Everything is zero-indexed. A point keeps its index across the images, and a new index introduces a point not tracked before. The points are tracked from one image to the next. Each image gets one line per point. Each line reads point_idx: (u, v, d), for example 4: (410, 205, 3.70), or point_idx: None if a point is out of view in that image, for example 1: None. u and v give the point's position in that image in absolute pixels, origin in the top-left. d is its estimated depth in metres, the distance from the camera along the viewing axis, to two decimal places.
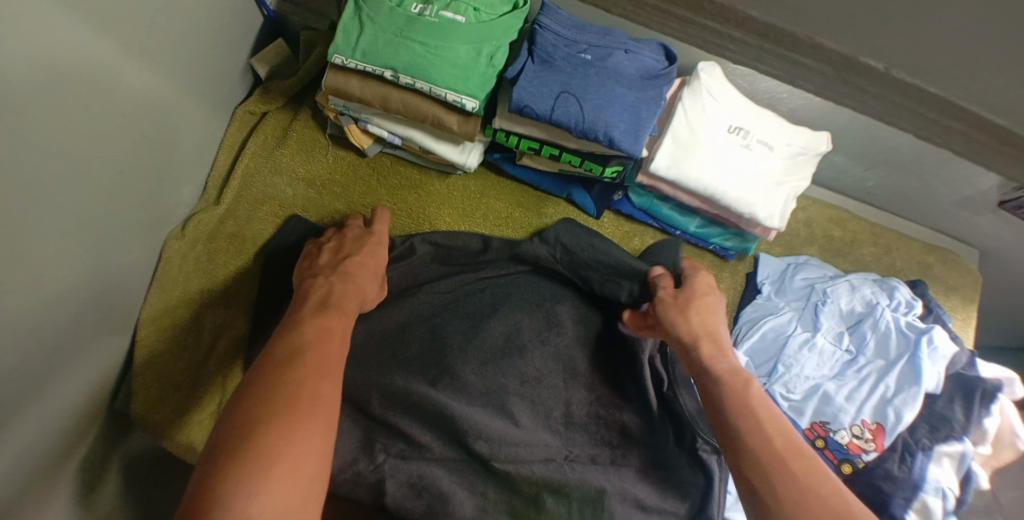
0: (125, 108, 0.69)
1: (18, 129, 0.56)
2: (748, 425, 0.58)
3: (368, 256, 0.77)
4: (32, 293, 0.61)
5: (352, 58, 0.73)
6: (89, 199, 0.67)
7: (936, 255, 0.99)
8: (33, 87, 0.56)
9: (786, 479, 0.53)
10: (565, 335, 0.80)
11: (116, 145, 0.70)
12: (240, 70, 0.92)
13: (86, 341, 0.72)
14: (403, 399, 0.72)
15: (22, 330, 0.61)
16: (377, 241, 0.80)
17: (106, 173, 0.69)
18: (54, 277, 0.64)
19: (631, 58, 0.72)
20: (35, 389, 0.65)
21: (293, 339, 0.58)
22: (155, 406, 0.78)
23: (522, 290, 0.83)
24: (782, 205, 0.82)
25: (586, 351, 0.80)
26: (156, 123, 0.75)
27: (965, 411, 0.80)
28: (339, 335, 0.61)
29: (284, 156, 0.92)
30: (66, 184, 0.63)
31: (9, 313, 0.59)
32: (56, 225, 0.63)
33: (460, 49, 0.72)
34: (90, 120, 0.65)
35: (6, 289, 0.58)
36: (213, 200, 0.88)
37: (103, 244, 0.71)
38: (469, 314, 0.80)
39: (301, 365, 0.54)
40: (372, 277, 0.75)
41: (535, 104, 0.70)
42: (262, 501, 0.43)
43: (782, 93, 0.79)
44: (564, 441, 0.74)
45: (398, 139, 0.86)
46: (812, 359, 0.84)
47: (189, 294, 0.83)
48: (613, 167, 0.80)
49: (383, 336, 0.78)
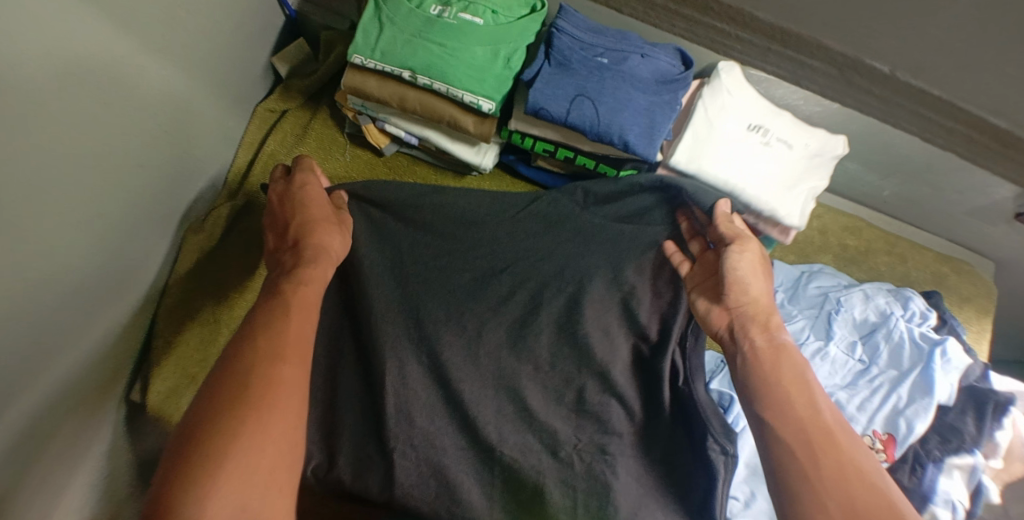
0: (143, 103, 0.71)
1: (39, 120, 0.58)
2: (799, 404, 0.58)
3: (312, 203, 0.71)
4: (48, 279, 0.63)
5: (370, 58, 0.74)
6: (110, 190, 0.69)
7: (950, 265, 0.98)
8: (51, 79, 0.57)
9: (830, 453, 0.54)
10: (587, 321, 0.77)
11: (136, 139, 0.71)
12: (262, 69, 0.95)
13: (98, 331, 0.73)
14: (436, 378, 0.75)
15: (32, 318, 0.62)
16: (311, 181, 0.74)
17: (126, 167, 0.71)
18: (62, 266, 0.65)
19: (647, 62, 0.73)
20: (43, 375, 0.66)
21: (251, 322, 0.57)
22: (169, 396, 0.78)
23: (542, 261, 0.79)
24: (801, 204, 0.80)
25: (609, 337, 0.77)
26: (172, 118, 0.77)
27: (977, 424, 0.79)
28: (301, 304, 0.60)
29: (303, 153, 0.93)
30: (82, 177, 0.65)
31: (25, 297, 0.61)
32: (70, 217, 0.64)
33: (477, 51, 0.73)
34: (111, 115, 0.66)
35: (22, 274, 0.60)
36: (233, 195, 0.90)
37: (119, 236, 0.73)
38: (486, 291, 0.79)
39: (250, 352, 0.53)
40: (339, 233, 0.72)
41: (551, 106, 0.71)
42: (219, 499, 0.45)
43: (798, 100, 0.82)
44: (574, 429, 0.74)
45: (415, 139, 0.87)
46: (823, 367, 0.84)
47: (204, 288, 0.83)
48: (627, 171, 0.81)
49: (404, 311, 0.77)
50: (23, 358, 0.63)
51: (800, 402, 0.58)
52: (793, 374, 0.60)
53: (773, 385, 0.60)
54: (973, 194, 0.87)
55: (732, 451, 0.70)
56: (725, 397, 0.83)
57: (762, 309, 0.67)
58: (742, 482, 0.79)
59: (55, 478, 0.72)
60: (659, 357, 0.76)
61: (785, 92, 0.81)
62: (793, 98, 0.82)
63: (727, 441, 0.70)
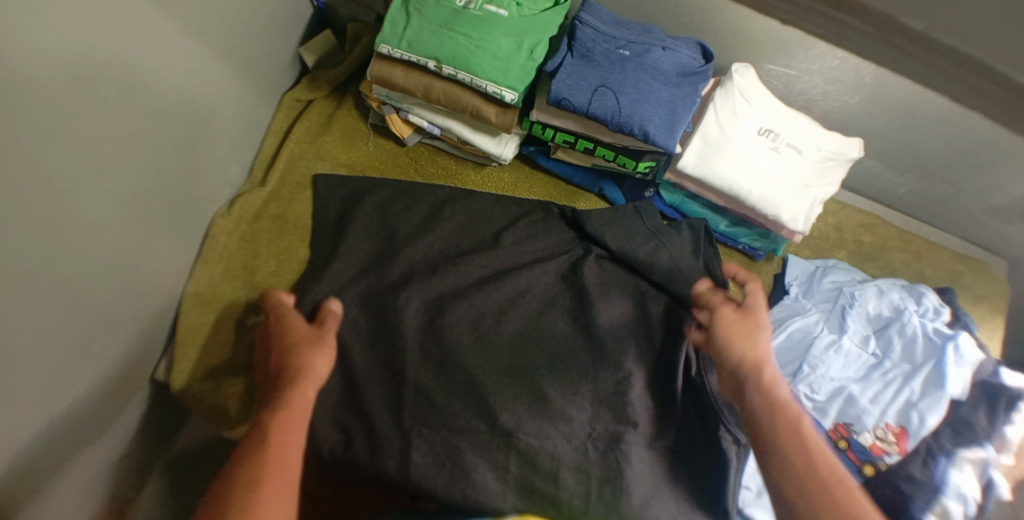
0: (182, 83, 0.73)
1: (87, 94, 0.60)
2: (790, 448, 0.60)
3: (296, 326, 0.73)
4: (85, 252, 0.64)
5: (397, 48, 0.76)
6: (145, 168, 0.71)
7: (965, 263, 0.99)
8: (95, 54, 0.60)
9: (827, 505, 0.56)
10: (617, 304, 0.83)
11: (174, 119, 0.74)
12: (290, 59, 0.97)
13: (138, 306, 0.75)
14: (448, 367, 0.77)
15: (72, 289, 0.64)
16: (285, 305, 0.75)
17: (164, 146, 0.73)
18: (101, 233, 0.66)
19: (668, 55, 0.75)
20: (83, 349, 0.67)
21: (240, 449, 0.59)
22: (197, 373, 0.78)
23: (552, 255, 0.87)
24: (808, 208, 0.81)
25: (632, 320, 0.83)
26: (206, 95, 0.79)
27: (989, 418, 0.80)
28: (279, 425, 0.61)
29: (328, 142, 0.96)
30: (122, 147, 0.66)
31: (66, 266, 0.62)
32: (111, 185, 0.66)
33: (502, 42, 0.75)
34: (149, 94, 0.68)
35: (62, 244, 0.61)
36: (259, 181, 0.91)
37: (154, 215, 0.74)
38: (501, 282, 0.83)
39: (232, 487, 0.55)
40: (320, 354, 0.70)
41: (574, 97, 0.72)
42: None
43: (817, 94, 0.86)
44: (590, 417, 0.76)
45: (437, 130, 0.89)
46: (838, 361, 0.84)
47: (230, 272, 0.84)
48: (646, 162, 0.82)
49: (426, 300, 0.81)
50: (68, 326, 0.64)
51: (794, 446, 0.60)
52: (792, 421, 0.62)
53: (776, 442, 0.61)
54: (992, 184, 0.88)
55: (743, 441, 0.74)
56: None
57: (756, 358, 0.69)
58: (754, 473, 0.80)
59: (87, 456, 0.71)
60: (676, 346, 0.80)
61: (806, 86, 0.85)
62: (813, 93, 0.86)
63: (738, 431, 0.75)
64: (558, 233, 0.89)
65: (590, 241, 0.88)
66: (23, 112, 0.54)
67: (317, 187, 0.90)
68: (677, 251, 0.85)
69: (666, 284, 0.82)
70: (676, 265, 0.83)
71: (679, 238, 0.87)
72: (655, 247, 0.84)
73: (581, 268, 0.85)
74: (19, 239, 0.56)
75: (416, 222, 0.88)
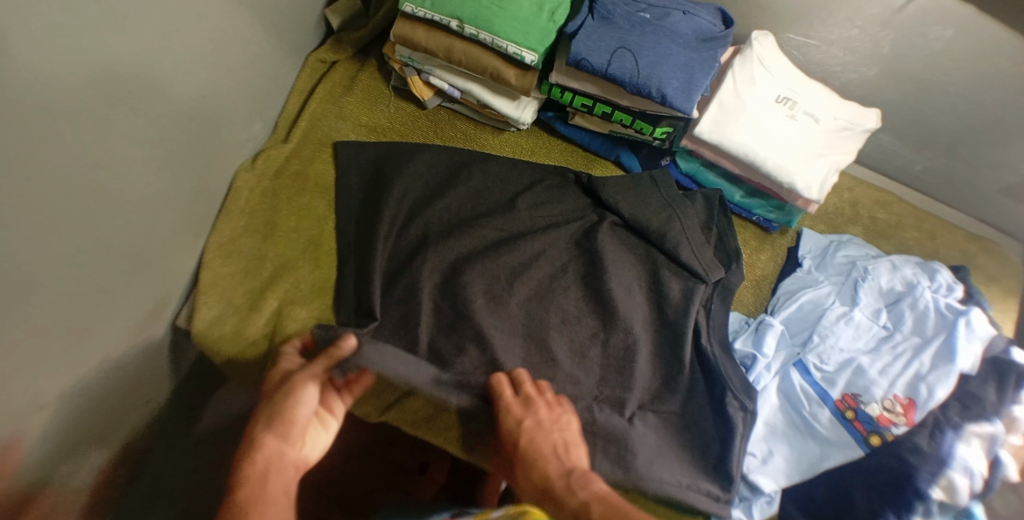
0: (218, 23, 0.76)
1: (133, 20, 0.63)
2: None
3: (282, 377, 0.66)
4: (125, 180, 0.67)
5: (421, 7, 0.79)
6: (180, 103, 0.73)
7: (980, 245, 0.98)
8: None
9: None
10: (632, 271, 0.84)
11: (208, 58, 0.76)
12: (315, 20, 1.00)
13: (167, 244, 0.77)
14: (460, 323, 0.78)
15: (113, 213, 0.67)
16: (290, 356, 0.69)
17: (198, 83, 0.75)
18: (137, 163, 0.69)
19: (688, 19, 0.77)
20: (116, 279, 0.70)
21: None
22: (215, 322, 0.79)
23: (569, 223, 0.87)
24: (823, 178, 0.81)
25: (647, 289, 0.84)
26: (241, 44, 0.82)
27: (999, 394, 0.79)
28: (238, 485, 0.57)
29: (350, 103, 0.98)
30: (158, 81, 0.68)
31: (107, 191, 0.65)
32: (147, 118, 0.68)
33: (523, 5, 0.77)
34: (188, 28, 0.71)
35: (104, 167, 0.64)
36: (282, 138, 0.93)
37: (183, 154, 0.76)
38: (514, 247, 0.84)
39: None
40: (269, 415, 0.62)
41: (593, 58, 0.73)
42: None
43: (835, 65, 0.88)
44: (598, 381, 0.77)
45: (457, 93, 0.90)
46: (847, 331, 0.85)
47: (251, 224, 0.85)
48: (663, 128, 0.83)
49: (445, 260, 0.82)
50: (104, 250, 0.67)
51: None
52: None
53: None
54: (1004, 153, 0.89)
55: (750, 407, 0.76)
56: (753, 341, 0.85)
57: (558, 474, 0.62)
58: (760, 442, 0.80)
59: (112, 390, 0.73)
60: (685, 318, 0.81)
61: (825, 56, 0.87)
62: (832, 64, 0.88)
63: (745, 398, 0.76)
64: (575, 202, 0.90)
65: (605, 208, 0.89)
66: (84, 27, 0.57)
67: (338, 154, 0.91)
68: (690, 222, 0.86)
69: (677, 254, 0.84)
70: (688, 237, 0.85)
71: (694, 207, 0.89)
72: (668, 217, 0.86)
73: (595, 235, 0.85)
74: (65, 152, 0.59)
75: (433, 186, 0.89)
